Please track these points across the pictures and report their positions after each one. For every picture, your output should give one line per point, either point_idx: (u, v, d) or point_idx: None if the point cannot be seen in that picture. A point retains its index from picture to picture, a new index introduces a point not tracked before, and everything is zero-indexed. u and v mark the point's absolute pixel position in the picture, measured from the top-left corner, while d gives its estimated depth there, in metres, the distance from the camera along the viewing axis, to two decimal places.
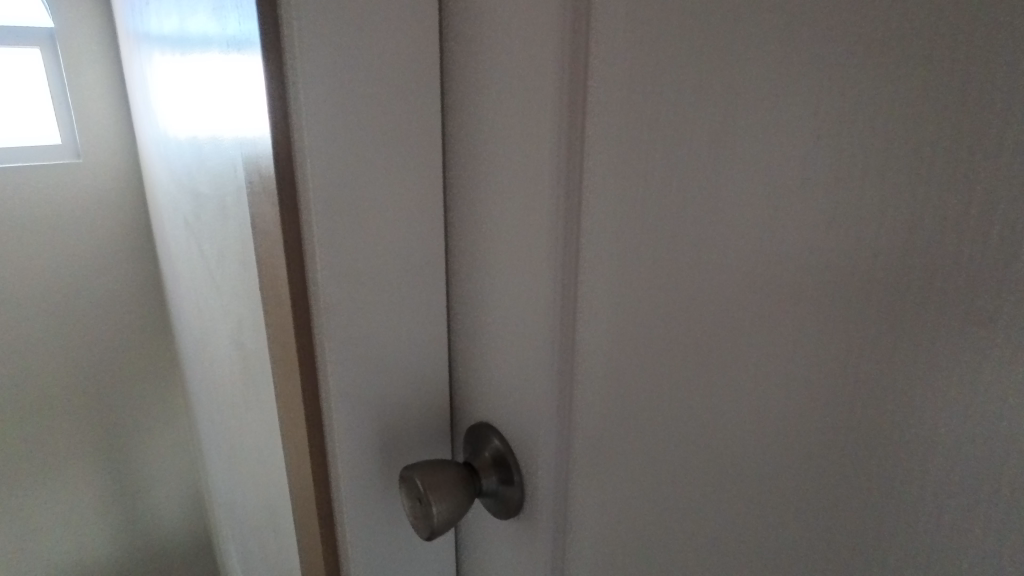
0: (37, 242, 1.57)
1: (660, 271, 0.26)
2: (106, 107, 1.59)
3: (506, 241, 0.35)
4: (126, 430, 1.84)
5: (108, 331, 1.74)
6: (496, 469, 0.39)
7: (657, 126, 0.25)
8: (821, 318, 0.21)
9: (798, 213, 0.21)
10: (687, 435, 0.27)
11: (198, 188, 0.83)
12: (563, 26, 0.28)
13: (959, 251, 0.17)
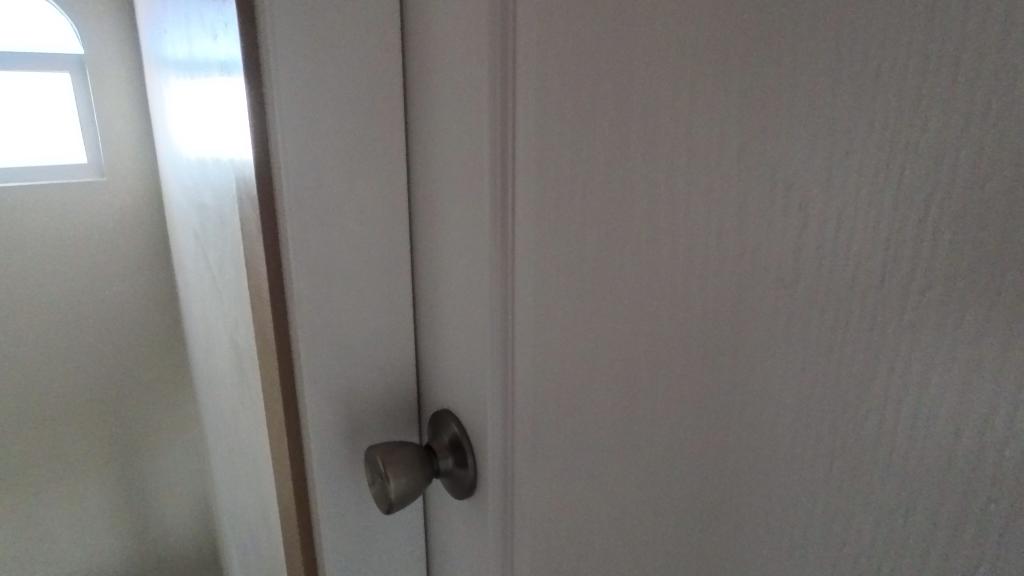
0: (59, 253, 1.64)
1: (609, 270, 0.28)
2: (130, 128, 1.67)
3: (479, 245, 0.37)
4: (135, 441, 1.88)
5: (128, 342, 1.80)
6: (450, 453, 0.43)
7: (560, 124, 0.30)
8: (747, 312, 0.22)
9: (717, 211, 0.23)
10: (638, 429, 0.28)
11: (204, 199, 0.89)
12: (527, 48, 0.31)
13: (759, 219, 0.21)
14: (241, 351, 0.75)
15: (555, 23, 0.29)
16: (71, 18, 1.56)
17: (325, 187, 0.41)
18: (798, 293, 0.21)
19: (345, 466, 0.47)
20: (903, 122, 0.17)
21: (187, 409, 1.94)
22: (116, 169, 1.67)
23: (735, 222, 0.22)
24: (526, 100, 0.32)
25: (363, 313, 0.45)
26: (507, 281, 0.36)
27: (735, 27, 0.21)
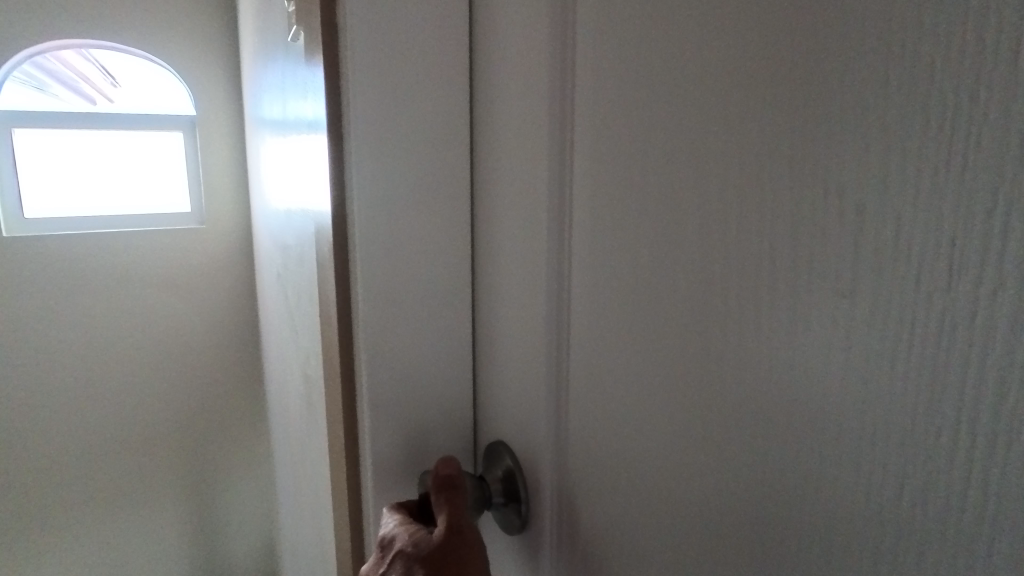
0: (158, 291, 1.78)
1: (681, 286, 0.28)
2: (227, 180, 1.82)
3: (537, 272, 0.38)
4: (212, 478, 1.95)
5: (211, 380, 1.90)
6: (500, 485, 0.43)
7: (621, 138, 0.31)
8: (832, 318, 0.22)
9: (801, 215, 0.22)
10: (714, 447, 0.27)
11: (287, 242, 0.95)
12: (592, 75, 0.32)
13: (839, 221, 0.21)
14: (311, 384, 0.77)
15: (620, 51, 0.30)
16: (187, 84, 1.75)
17: (396, 209, 0.43)
18: (873, 290, 0.20)
19: (403, 490, 0.47)
20: (1003, 96, 0.16)
21: (259, 448, 2.01)
22: (211, 217, 1.82)
23: (819, 223, 0.22)
24: (588, 126, 0.33)
25: (431, 339, 0.46)
26: (564, 299, 0.36)
27: (811, 38, 0.21)
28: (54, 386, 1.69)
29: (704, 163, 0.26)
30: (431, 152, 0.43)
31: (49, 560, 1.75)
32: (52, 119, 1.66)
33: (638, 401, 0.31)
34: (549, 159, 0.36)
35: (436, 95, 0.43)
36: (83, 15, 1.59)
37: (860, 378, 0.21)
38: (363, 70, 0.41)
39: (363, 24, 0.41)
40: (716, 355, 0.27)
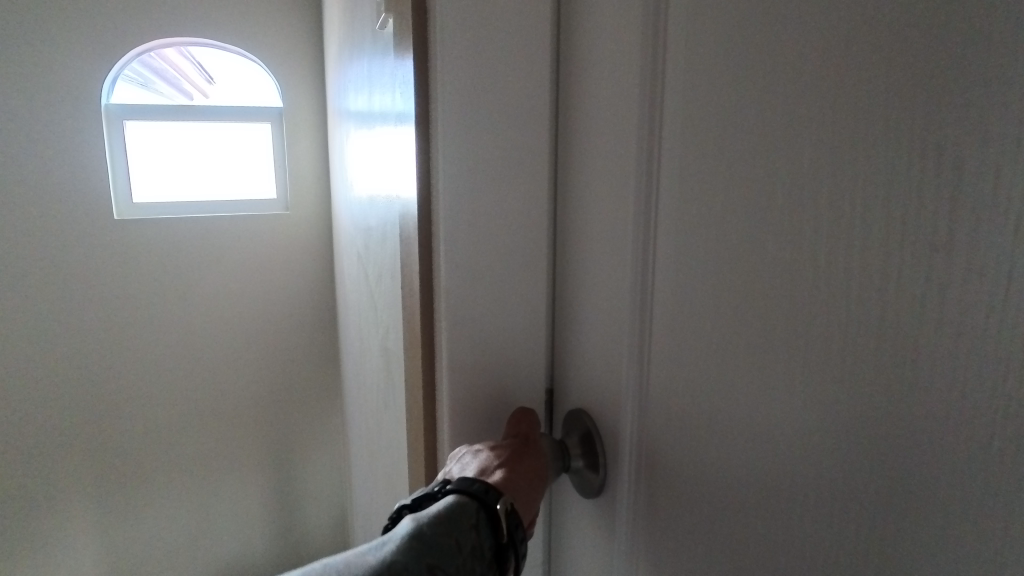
0: (248, 273, 1.91)
1: (757, 271, 0.29)
2: (310, 169, 1.93)
3: (618, 256, 0.40)
4: (292, 450, 2.08)
5: (292, 357, 2.02)
6: (581, 452, 0.45)
7: (712, 107, 0.31)
8: (902, 303, 0.22)
9: (875, 203, 0.23)
10: (779, 426, 0.28)
11: (369, 224, 1.00)
12: (678, 68, 0.33)
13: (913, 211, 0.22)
14: (391, 353, 0.82)
15: (708, 44, 0.31)
16: (275, 78, 1.85)
17: (470, 183, 0.49)
18: (939, 279, 0.21)
19: None
20: None
21: (334, 421, 2.13)
22: (295, 204, 1.93)
23: (892, 212, 0.22)
24: (674, 117, 0.34)
25: (503, 321, 0.48)
26: (649, 272, 0.37)
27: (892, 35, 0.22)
28: (155, 358, 1.85)
29: (785, 154, 0.27)
30: (509, 144, 0.45)
31: (149, 515, 1.93)
32: (156, 112, 1.80)
33: (711, 381, 0.33)
34: (638, 133, 0.37)
35: (517, 90, 0.45)
36: (185, 16, 1.71)
37: (926, 362, 0.21)
38: (447, 70, 0.49)
39: (447, 31, 0.49)
40: (786, 339, 0.28)
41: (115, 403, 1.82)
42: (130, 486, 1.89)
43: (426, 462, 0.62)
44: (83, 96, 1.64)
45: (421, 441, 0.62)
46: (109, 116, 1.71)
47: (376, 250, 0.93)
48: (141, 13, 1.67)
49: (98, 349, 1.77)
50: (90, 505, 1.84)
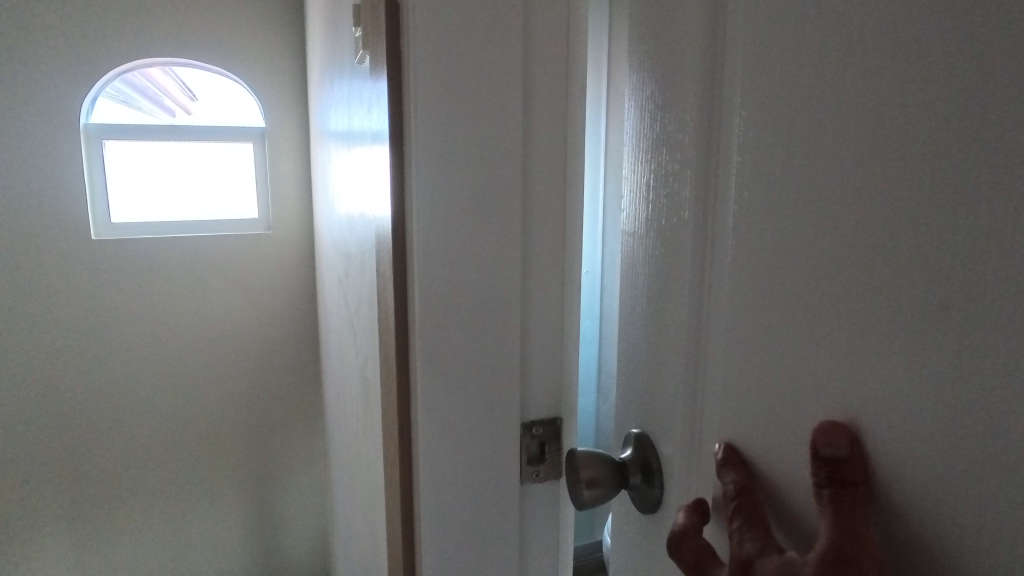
0: (225, 292, 1.88)
1: (734, 288, 0.31)
2: (293, 190, 1.93)
3: (629, 272, 0.42)
4: (270, 471, 2.05)
5: (275, 377, 2.00)
6: (640, 468, 0.41)
7: (698, 130, 0.33)
8: (846, 323, 0.24)
9: (823, 225, 0.25)
10: (755, 437, 0.30)
11: (350, 247, 1.01)
12: (670, 96, 0.36)
13: (853, 234, 0.23)
14: (369, 379, 0.81)
15: (695, 74, 0.34)
16: (260, 98, 1.86)
17: (448, 207, 0.47)
18: (875, 297, 0.22)
19: (455, 473, 0.51)
20: (972, 130, 0.18)
21: (318, 443, 2.09)
22: (277, 224, 1.92)
23: (838, 234, 0.24)
24: (666, 143, 0.37)
25: (479, 340, 0.49)
26: (654, 287, 0.39)
27: (835, 70, 0.24)
28: (129, 379, 1.81)
29: (752, 180, 0.29)
30: (485, 168, 0.47)
31: (124, 540, 1.88)
32: (139, 131, 1.80)
33: (701, 393, 0.35)
34: (646, 153, 0.39)
35: (491, 115, 0.47)
36: (168, 38, 1.72)
37: (868, 377, 0.23)
38: (421, 82, 0.45)
39: (425, 38, 0.45)
40: (754, 353, 0.29)
41: (87, 426, 1.77)
42: (102, 511, 1.84)
43: (393, 501, 0.60)
44: (59, 114, 1.62)
45: (391, 476, 0.60)
46: (88, 135, 1.70)
47: (354, 268, 0.93)
48: (120, 31, 1.65)
49: (70, 369, 1.73)
50: (59, 529, 1.79)
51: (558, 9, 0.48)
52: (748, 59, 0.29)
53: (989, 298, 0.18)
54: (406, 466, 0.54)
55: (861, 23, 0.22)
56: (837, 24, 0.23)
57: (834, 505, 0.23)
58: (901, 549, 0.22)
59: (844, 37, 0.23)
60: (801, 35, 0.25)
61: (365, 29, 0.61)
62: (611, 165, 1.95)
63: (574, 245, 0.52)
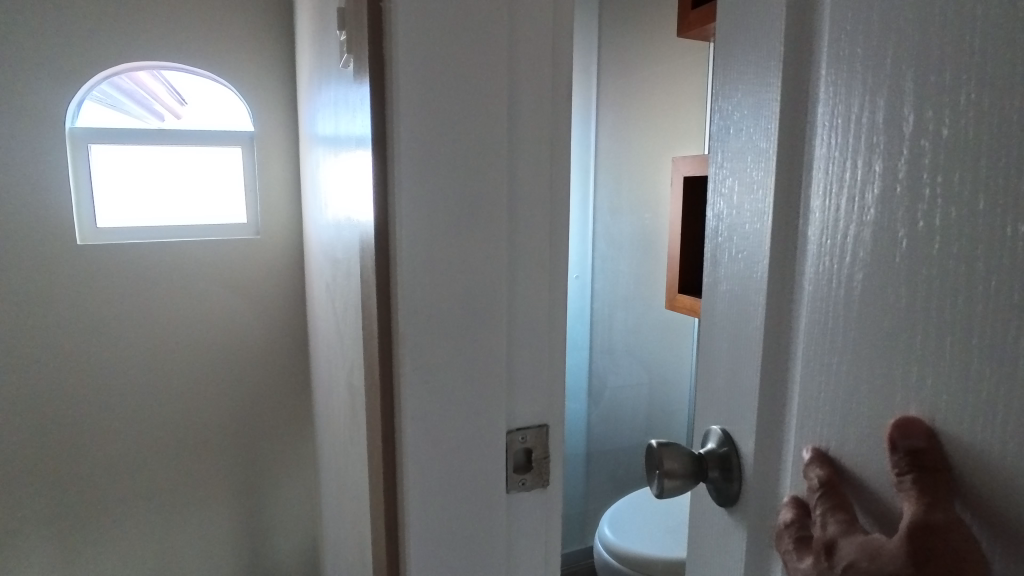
0: (216, 298, 1.87)
1: (808, 279, 0.36)
2: (283, 195, 1.92)
3: (705, 271, 0.48)
4: (259, 479, 2.02)
5: (263, 384, 1.98)
6: (717, 462, 0.45)
7: (773, 143, 0.39)
8: (896, 302, 0.29)
9: (875, 223, 0.30)
10: (817, 403, 0.35)
11: (336, 253, 1.00)
12: (743, 114, 0.42)
13: (899, 228, 0.29)
14: (355, 387, 0.80)
15: (767, 95, 0.39)
16: (248, 103, 1.85)
17: (433, 213, 0.47)
18: (920, 278, 0.28)
19: (439, 484, 0.50)
20: (998, 147, 0.24)
21: (306, 452, 2.07)
22: (266, 229, 1.91)
23: (888, 229, 0.29)
24: (737, 155, 0.43)
25: (464, 349, 0.49)
26: (727, 283, 0.45)
27: (889, 96, 0.29)
28: (116, 385, 1.79)
29: (821, 185, 0.35)
30: (469, 177, 0.47)
31: (107, 549, 1.85)
32: (128, 135, 1.79)
33: (775, 372, 0.40)
34: (722, 166, 0.45)
35: (476, 124, 0.47)
36: (158, 43, 1.71)
37: (912, 345, 0.28)
38: (406, 88, 0.45)
39: (408, 45, 0.44)
40: (821, 334, 0.35)
41: (72, 433, 1.75)
42: (86, 520, 1.81)
43: (378, 509, 0.59)
44: (45, 116, 1.61)
45: (376, 485, 0.59)
46: (75, 139, 1.69)
47: (341, 275, 0.92)
48: (107, 34, 1.64)
49: (55, 375, 1.70)
50: (44, 538, 1.76)
51: (543, 16, 0.48)
52: (821, 84, 0.35)
53: (1008, 276, 0.24)
54: (390, 474, 0.53)
55: (912, 59, 0.28)
56: (892, 58, 0.29)
57: (922, 484, 0.27)
58: (983, 514, 0.25)
59: (897, 69, 0.29)
60: (861, 65, 0.31)
61: (350, 33, 0.61)
62: (602, 171, 2.01)
63: (559, 252, 0.52)
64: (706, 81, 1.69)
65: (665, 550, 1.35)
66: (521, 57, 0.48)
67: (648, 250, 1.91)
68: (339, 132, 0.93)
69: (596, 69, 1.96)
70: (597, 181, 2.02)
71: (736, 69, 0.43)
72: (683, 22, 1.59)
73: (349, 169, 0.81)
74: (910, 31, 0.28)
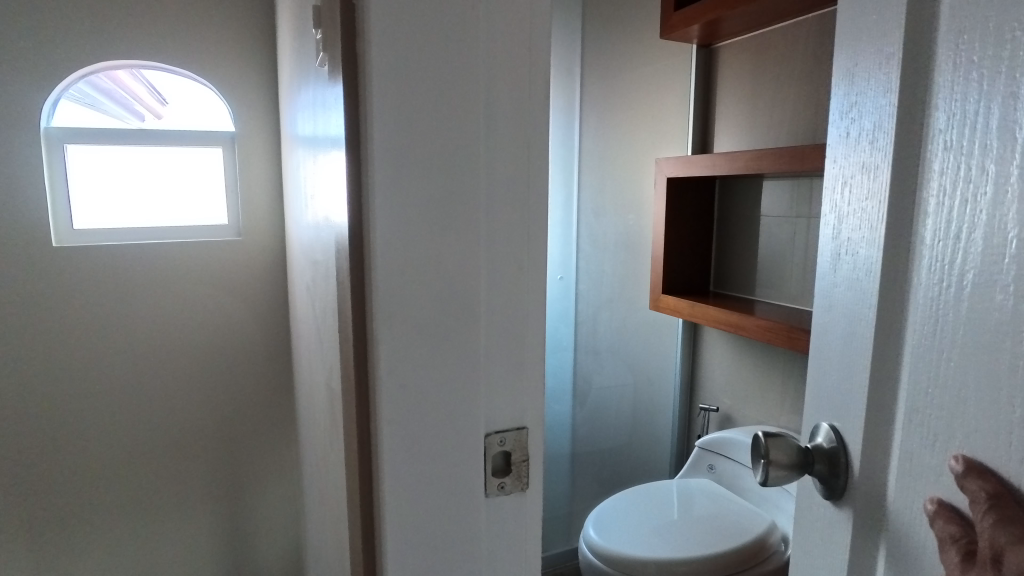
0: (198, 300, 1.84)
1: (928, 279, 0.46)
2: (264, 197, 1.90)
3: (830, 276, 0.57)
4: (241, 483, 2.00)
5: (244, 388, 1.95)
6: (824, 460, 0.56)
7: (897, 166, 0.49)
8: (1005, 286, 0.39)
9: (989, 227, 0.40)
10: (942, 378, 0.45)
11: (316, 255, 0.99)
12: (869, 141, 0.52)
13: (1008, 229, 0.39)
14: (335, 390, 0.79)
15: (892, 127, 0.49)
16: (228, 103, 1.83)
17: (408, 215, 0.46)
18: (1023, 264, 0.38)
19: (415, 488, 0.49)
20: None
21: (288, 455, 2.04)
22: (246, 230, 1.88)
23: (998, 230, 0.39)
24: (863, 175, 0.52)
25: (441, 351, 0.49)
26: (853, 283, 0.54)
27: (996, 132, 0.40)
28: (94, 389, 1.75)
29: (941, 200, 0.45)
30: (445, 177, 0.47)
31: (85, 557, 1.81)
32: (106, 135, 1.77)
33: (902, 359, 0.49)
34: (850, 184, 0.54)
35: (453, 124, 0.46)
36: (140, 43, 1.68)
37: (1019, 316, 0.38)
38: (380, 87, 0.45)
39: (381, 46, 0.44)
40: (942, 319, 0.45)
41: (48, 439, 1.71)
42: (62, 528, 1.77)
43: (355, 514, 0.58)
44: (19, 116, 1.58)
45: (353, 490, 0.58)
46: (49, 138, 1.66)
47: (320, 279, 0.91)
48: (83, 32, 1.61)
49: (32, 379, 1.67)
50: (21, 544, 1.73)
51: (520, 17, 0.48)
52: (940, 121, 0.45)
53: None
54: (366, 478, 0.53)
55: (1013, 106, 0.38)
56: (997, 105, 0.40)
57: None
58: None
59: (1001, 112, 0.39)
60: (976, 109, 0.42)
61: (325, 32, 0.60)
62: (586, 170, 2.00)
63: (536, 254, 0.51)
64: (689, 79, 1.75)
65: (649, 550, 1.35)
66: (498, 60, 0.47)
67: (634, 251, 1.92)
68: (317, 134, 0.92)
69: (580, 70, 1.95)
70: (581, 182, 2.00)
71: (865, 103, 0.52)
72: (666, 23, 1.60)
73: (327, 171, 0.80)
74: (1011, 86, 0.39)
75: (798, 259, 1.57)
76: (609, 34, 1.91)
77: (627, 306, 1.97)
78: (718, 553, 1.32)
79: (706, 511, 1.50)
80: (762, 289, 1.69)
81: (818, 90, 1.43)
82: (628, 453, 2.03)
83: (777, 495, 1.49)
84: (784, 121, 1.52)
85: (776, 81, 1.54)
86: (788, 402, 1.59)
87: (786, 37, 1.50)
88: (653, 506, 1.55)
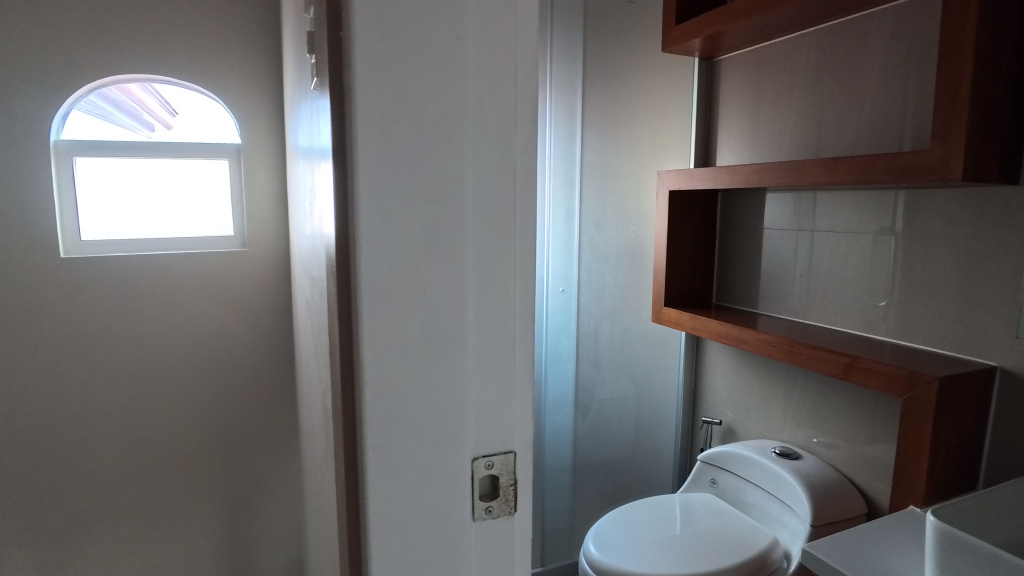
0: (202, 309, 1.85)
1: None
2: (270, 207, 1.91)
3: None
4: (245, 488, 2.00)
5: (248, 397, 1.95)
6: None
7: None
8: None
9: None
10: None
11: (315, 267, 1.00)
12: None
13: None
14: (330, 407, 0.79)
15: None
16: (234, 115, 1.85)
17: (393, 240, 0.47)
18: None
19: (401, 511, 0.49)
20: None
21: (292, 463, 2.05)
22: (250, 241, 1.89)
23: None
24: None
25: (425, 379, 0.49)
26: None
27: None
28: (100, 398, 1.77)
29: None
30: (430, 207, 0.47)
31: (88, 564, 1.83)
32: (114, 147, 1.80)
33: None
34: None
35: (439, 154, 0.47)
36: (147, 55, 1.71)
37: None
38: (364, 114, 0.45)
39: (368, 80, 0.45)
40: None
41: (54, 448, 1.73)
42: (67, 535, 1.78)
43: (343, 531, 0.58)
44: (30, 128, 1.60)
45: (341, 509, 0.58)
46: (58, 151, 1.69)
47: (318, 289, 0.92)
48: (93, 47, 1.64)
49: (38, 388, 1.69)
50: (27, 548, 1.74)
51: (508, 49, 0.48)
52: None
53: None
54: (353, 500, 0.53)
55: None
56: None
57: None
58: None
59: None
60: None
61: (317, 55, 0.61)
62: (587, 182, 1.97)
63: (522, 277, 0.52)
64: (692, 89, 1.80)
65: (651, 565, 1.35)
66: (488, 92, 0.48)
67: (637, 263, 1.93)
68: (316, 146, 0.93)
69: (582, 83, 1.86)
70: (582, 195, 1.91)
71: None
72: (667, 36, 1.61)
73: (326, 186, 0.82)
74: None
75: (801, 272, 1.57)
76: (613, 49, 1.85)
77: (629, 316, 1.97)
78: (720, 569, 1.32)
79: (709, 526, 1.49)
80: (764, 302, 1.69)
81: (818, 104, 1.43)
82: (630, 465, 2.02)
83: (778, 509, 1.48)
84: (786, 133, 1.53)
85: (777, 95, 1.55)
86: (791, 415, 1.59)
87: (787, 50, 1.50)
88: (655, 521, 1.54)
